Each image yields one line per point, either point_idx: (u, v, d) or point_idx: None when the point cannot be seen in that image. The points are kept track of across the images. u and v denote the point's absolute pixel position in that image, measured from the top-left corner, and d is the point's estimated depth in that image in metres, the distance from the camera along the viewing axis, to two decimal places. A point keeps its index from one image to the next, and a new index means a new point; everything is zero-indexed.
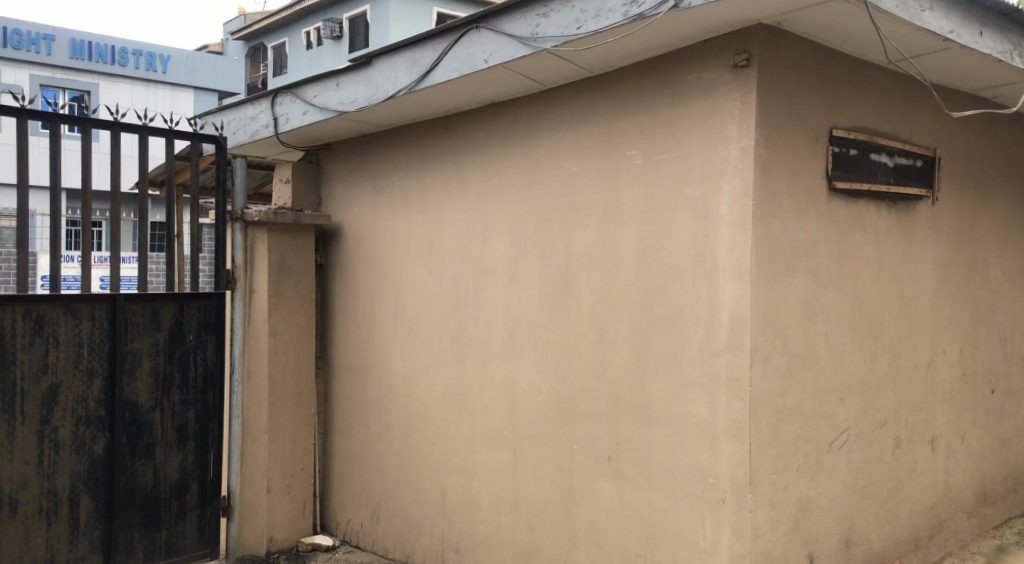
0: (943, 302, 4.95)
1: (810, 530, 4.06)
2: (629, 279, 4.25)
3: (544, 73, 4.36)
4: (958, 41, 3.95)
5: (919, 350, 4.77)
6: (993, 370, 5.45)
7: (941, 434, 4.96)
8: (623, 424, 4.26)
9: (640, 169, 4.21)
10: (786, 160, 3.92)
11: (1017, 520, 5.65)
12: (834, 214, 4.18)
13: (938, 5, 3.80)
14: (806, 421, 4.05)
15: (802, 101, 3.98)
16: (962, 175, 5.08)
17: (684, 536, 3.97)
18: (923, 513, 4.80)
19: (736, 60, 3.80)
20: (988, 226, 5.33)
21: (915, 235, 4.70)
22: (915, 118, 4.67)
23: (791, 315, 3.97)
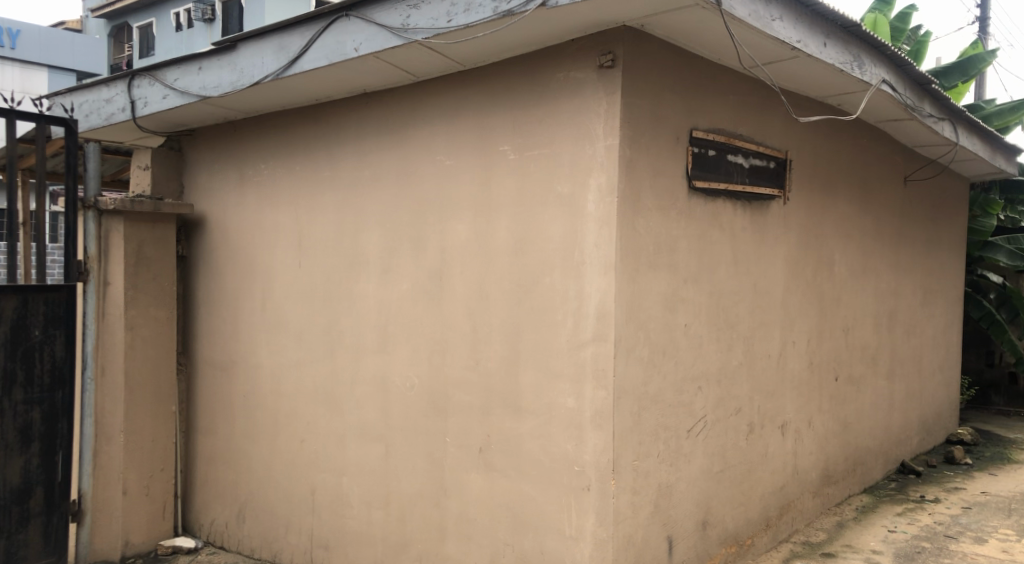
0: (793, 295, 5.28)
1: (670, 513, 4.25)
2: (501, 273, 4.30)
3: (416, 64, 4.35)
4: (805, 50, 4.21)
5: (771, 341, 5.07)
6: (836, 360, 5.85)
7: (790, 419, 5.29)
8: (493, 416, 4.31)
9: (513, 164, 4.26)
10: (648, 159, 4.07)
11: (856, 498, 6.11)
12: (693, 212, 4.37)
13: (787, 15, 4.05)
14: (666, 410, 4.23)
15: (665, 103, 4.15)
16: (810, 176, 5.42)
17: (550, 524, 4.07)
18: (773, 494, 5.11)
19: (602, 60, 3.91)
20: (833, 226, 5.72)
21: (768, 233, 4.99)
22: (768, 122, 4.95)
23: (653, 307, 4.13)
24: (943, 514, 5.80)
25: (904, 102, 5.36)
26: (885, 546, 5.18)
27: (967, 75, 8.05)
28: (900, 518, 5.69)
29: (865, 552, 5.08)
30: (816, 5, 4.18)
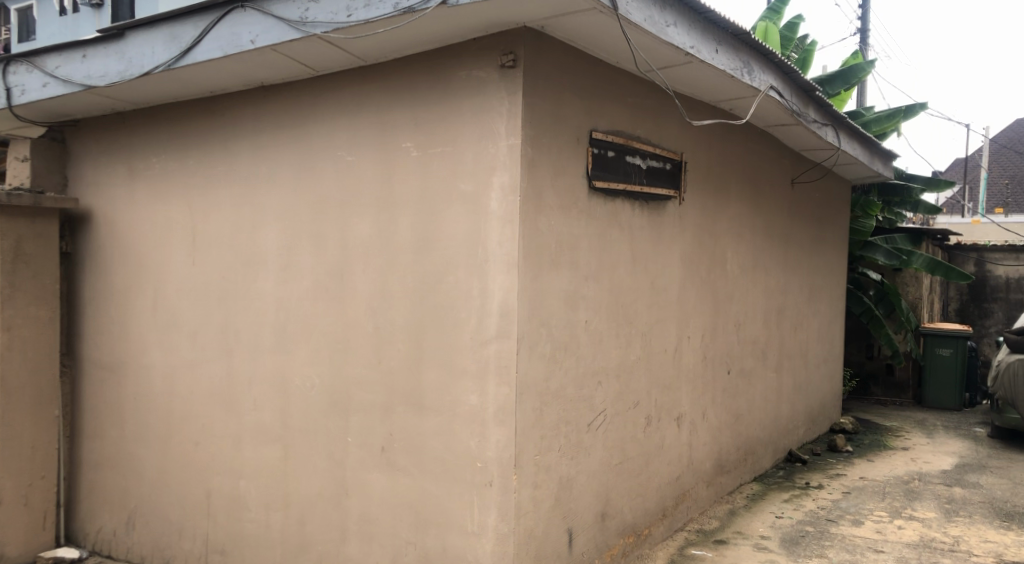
0: (688, 292, 5.47)
1: (570, 506, 4.33)
2: (404, 270, 4.29)
3: (315, 59, 4.28)
4: (698, 56, 4.37)
5: (668, 336, 5.23)
6: (729, 354, 6.09)
7: (685, 412, 5.47)
8: (395, 414, 4.29)
9: (416, 162, 4.25)
10: (550, 159, 4.13)
11: (747, 486, 6.37)
12: (593, 211, 4.47)
13: (681, 22, 4.19)
14: (567, 405, 4.31)
15: (565, 103, 4.22)
16: (705, 178, 5.62)
17: (452, 520, 4.08)
18: (669, 485, 5.28)
19: (503, 60, 3.95)
20: (726, 225, 5.95)
21: (665, 232, 5.15)
22: (664, 124, 5.10)
23: (554, 304, 4.20)
24: (825, 499, 6.12)
25: (790, 108, 5.64)
26: (772, 531, 5.43)
27: (848, 84, 8.48)
28: (787, 505, 5.98)
29: (754, 537, 5.31)
30: (708, 13, 4.34)
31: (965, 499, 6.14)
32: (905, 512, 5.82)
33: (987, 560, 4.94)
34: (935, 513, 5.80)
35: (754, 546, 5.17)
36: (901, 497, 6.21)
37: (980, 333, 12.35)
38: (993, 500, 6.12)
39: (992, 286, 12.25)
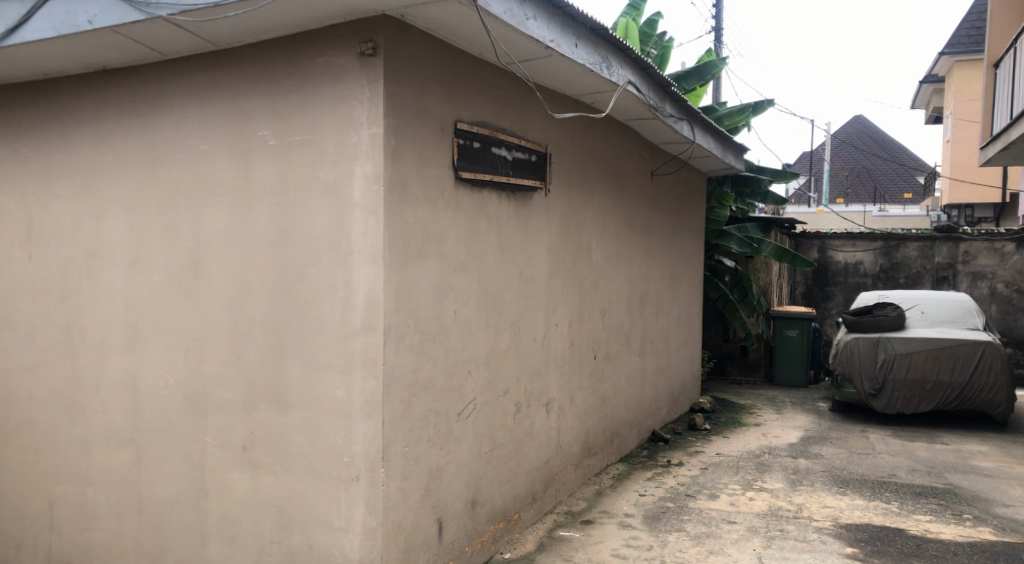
0: (555, 281, 5.58)
1: (439, 496, 4.34)
2: (263, 263, 4.15)
3: (161, 41, 4.07)
4: (557, 50, 4.47)
5: (536, 324, 5.32)
6: (595, 340, 6.27)
7: (554, 398, 5.59)
8: (257, 411, 4.16)
9: (274, 151, 4.12)
10: (414, 149, 4.11)
11: (613, 467, 6.59)
12: (460, 202, 4.48)
13: (540, 15, 4.27)
14: (437, 395, 4.31)
15: (428, 94, 4.20)
16: (569, 168, 5.74)
17: (319, 517, 4.01)
18: (539, 469, 5.38)
19: (362, 48, 3.88)
20: (590, 215, 6.10)
21: (531, 221, 5.22)
22: (529, 115, 5.17)
23: (421, 295, 4.19)
24: (685, 476, 6.42)
25: (647, 103, 5.85)
26: (636, 509, 5.64)
27: (702, 80, 8.86)
28: (650, 483, 6.23)
29: (619, 516, 5.50)
30: (566, 8, 4.44)
31: (808, 469, 6.59)
32: (755, 484, 6.19)
33: (826, 523, 5.33)
34: (782, 484, 6.20)
35: (619, 524, 5.35)
36: (752, 470, 6.61)
37: (823, 315, 13.28)
38: (832, 469, 6.60)
39: (832, 271, 13.21)
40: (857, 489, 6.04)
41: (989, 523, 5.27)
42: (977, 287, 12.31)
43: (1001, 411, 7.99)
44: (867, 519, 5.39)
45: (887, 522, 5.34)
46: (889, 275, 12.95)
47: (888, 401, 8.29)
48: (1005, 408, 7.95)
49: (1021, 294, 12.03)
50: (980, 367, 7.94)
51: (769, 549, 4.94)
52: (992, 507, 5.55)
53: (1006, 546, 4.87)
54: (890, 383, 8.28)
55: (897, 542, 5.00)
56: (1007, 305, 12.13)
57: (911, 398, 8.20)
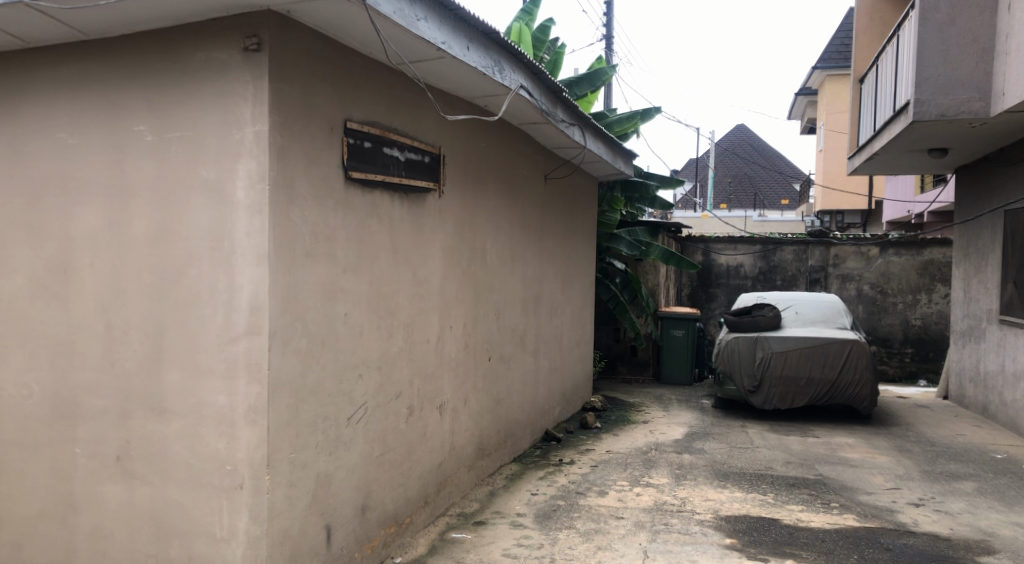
0: (449, 283, 5.57)
1: (328, 502, 4.26)
2: (139, 265, 3.97)
3: (24, 27, 3.87)
4: (448, 52, 4.49)
5: (429, 326, 5.30)
6: (489, 341, 6.29)
7: (447, 400, 5.58)
8: (133, 420, 3.97)
9: (150, 147, 3.95)
10: (302, 148, 4.02)
11: (506, 467, 6.64)
12: (350, 202, 4.40)
13: (431, 16, 4.28)
14: (325, 400, 4.23)
15: (317, 92, 4.11)
16: (463, 169, 5.74)
17: (199, 527, 3.86)
18: (431, 471, 5.35)
19: (247, 43, 3.78)
20: (484, 216, 6.12)
21: (424, 223, 5.19)
22: (423, 116, 5.13)
23: (309, 298, 4.10)
24: (576, 474, 6.54)
25: (539, 107, 5.93)
26: (527, 508, 5.70)
27: (594, 86, 9.04)
28: (542, 482, 6.31)
29: (511, 516, 5.55)
30: (458, 10, 4.46)
31: (692, 464, 6.83)
32: (642, 480, 6.37)
33: (707, 516, 5.54)
34: (667, 479, 6.41)
35: (511, 524, 5.40)
36: (640, 466, 6.79)
37: (708, 315, 13.81)
38: (714, 463, 6.87)
39: (715, 273, 13.75)
40: (736, 482, 6.31)
41: (853, 510, 5.61)
42: (846, 289, 13.06)
43: (866, 405, 8.47)
44: (744, 510, 5.64)
45: (763, 513, 5.60)
46: (767, 278, 13.57)
47: (766, 397, 8.68)
48: (870, 402, 8.46)
49: (885, 296, 12.87)
50: (847, 363, 8.44)
51: (654, 542, 5.09)
52: (856, 495, 5.91)
53: (867, 532, 5.19)
54: (767, 380, 8.67)
55: (771, 531, 5.25)
56: (872, 305, 12.93)
57: (787, 394, 8.61)
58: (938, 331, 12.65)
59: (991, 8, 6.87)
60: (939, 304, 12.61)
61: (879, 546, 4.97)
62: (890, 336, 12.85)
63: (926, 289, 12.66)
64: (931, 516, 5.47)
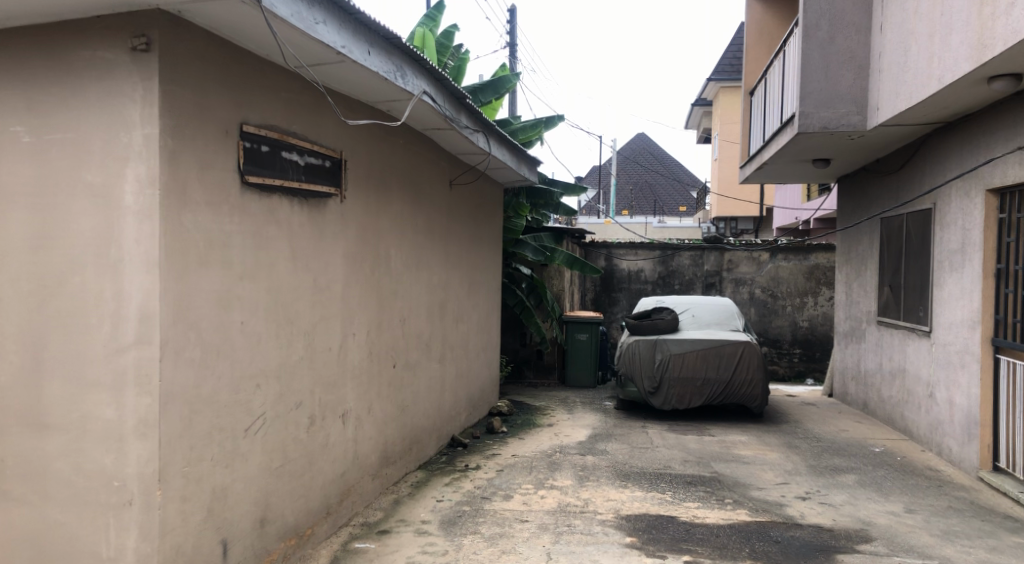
0: (351, 289, 5.51)
1: (224, 516, 4.13)
2: (17, 272, 3.78)
3: None
4: (348, 56, 4.46)
5: (331, 334, 5.22)
6: (393, 348, 6.25)
7: (350, 409, 5.50)
8: (10, 437, 3.78)
9: (29, 149, 3.78)
10: (195, 151, 3.90)
11: (411, 475, 6.60)
12: (247, 207, 4.29)
13: (330, 20, 4.24)
14: (221, 411, 4.11)
15: (211, 94, 4.00)
16: (365, 174, 5.68)
17: (84, 547, 3.71)
18: (333, 481, 5.26)
19: (135, 42, 3.66)
20: (387, 222, 6.08)
21: (325, 229, 5.12)
22: (323, 121, 5.06)
23: (203, 306, 3.98)
24: (481, 479, 6.56)
25: (442, 113, 5.94)
26: (432, 515, 5.68)
27: (498, 93, 9.11)
28: (447, 488, 6.30)
29: (416, 523, 5.52)
30: (358, 14, 4.43)
31: (595, 465, 6.97)
32: (547, 482, 6.45)
33: (608, 516, 5.66)
34: (571, 481, 6.51)
35: (415, 531, 5.37)
36: (544, 469, 6.88)
37: (610, 319, 14.10)
38: (615, 464, 7.02)
39: (617, 278, 14.05)
40: (637, 481, 6.47)
41: (746, 505, 5.84)
42: (739, 292, 13.58)
43: (758, 404, 8.80)
44: (644, 509, 5.79)
45: (661, 510, 5.76)
46: (666, 282, 13.94)
47: (665, 398, 8.92)
48: (761, 400, 8.79)
49: (774, 299, 13.46)
50: (740, 364, 8.78)
51: (557, 544, 5.17)
52: (748, 491, 6.16)
53: (758, 525, 5.42)
54: (666, 381, 8.92)
55: (669, 528, 5.41)
56: (763, 308, 13.50)
57: (684, 394, 8.88)
58: (823, 332, 13.33)
59: (866, 27, 7.29)
60: (824, 306, 13.29)
61: (768, 539, 5.20)
62: (780, 337, 13.45)
63: (812, 292, 13.32)
64: (816, 509, 5.75)
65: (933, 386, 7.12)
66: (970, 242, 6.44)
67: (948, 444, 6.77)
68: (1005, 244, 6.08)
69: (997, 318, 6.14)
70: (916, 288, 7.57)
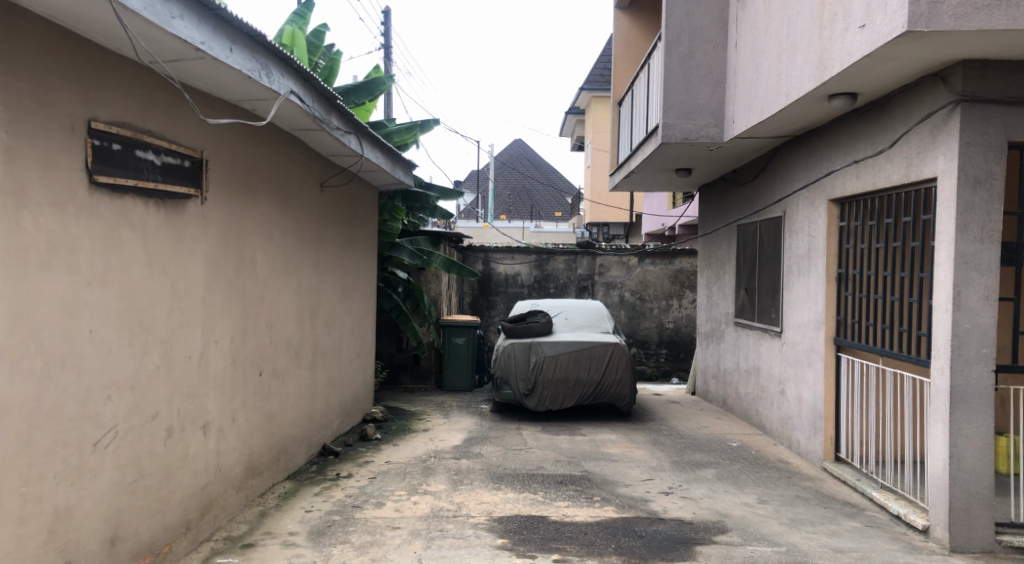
0: (213, 295, 5.30)
1: (68, 537, 3.89)
2: None
3: None
4: (209, 53, 4.29)
5: (190, 342, 5.00)
6: (259, 355, 6.05)
7: (212, 419, 5.29)
8: None
9: None
10: (34, 147, 3.67)
11: (279, 486, 6.41)
12: (96, 208, 4.07)
13: (188, 15, 4.07)
14: (65, 425, 3.87)
15: (53, 88, 3.77)
16: (229, 175, 5.48)
17: None
18: (194, 496, 5.04)
19: None
20: (253, 225, 5.88)
21: (184, 231, 4.90)
22: (181, 119, 4.85)
23: (45, 314, 3.75)
24: (352, 487, 6.45)
25: (311, 114, 5.81)
26: (300, 526, 5.54)
27: (372, 95, 8.99)
28: (316, 498, 6.16)
29: (282, 535, 5.36)
30: (218, 9, 4.28)
31: (468, 469, 6.99)
32: (420, 488, 6.42)
33: (481, 519, 5.69)
34: (444, 485, 6.50)
35: (281, 544, 5.22)
36: (417, 474, 6.84)
37: (487, 323, 14.18)
38: (489, 466, 7.07)
39: (494, 281, 14.15)
40: (509, 483, 6.53)
41: (612, 502, 6.01)
42: (610, 295, 13.97)
43: (626, 403, 9.11)
44: (515, 510, 5.86)
45: (533, 511, 5.85)
46: (542, 286, 14.16)
47: (539, 399, 9.05)
48: (629, 400, 9.10)
49: (643, 301, 13.94)
50: (610, 365, 9.04)
51: (428, 550, 5.14)
52: (615, 488, 6.34)
53: (624, 521, 5.59)
54: (540, 384, 9.06)
55: (539, 528, 5.50)
56: (632, 310, 13.95)
57: (557, 395, 9.04)
58: (687, 333, 13.91)
59: (723, 44, 7.67)
60: (688, 309, 13.89)
61: (633, 534, 5.37)
62: (647, 338, 13.94)
63: (677, 295, 13.89)
64: (678, 503, 5.98)
65: (784, 383, 7.55)
66: (815, 248, 6.89)
67: (797, 438, 7.20)
68: (845, 250, 6.53)
69: (838, 319, 6.59)
70: (769, 292, 8.02)
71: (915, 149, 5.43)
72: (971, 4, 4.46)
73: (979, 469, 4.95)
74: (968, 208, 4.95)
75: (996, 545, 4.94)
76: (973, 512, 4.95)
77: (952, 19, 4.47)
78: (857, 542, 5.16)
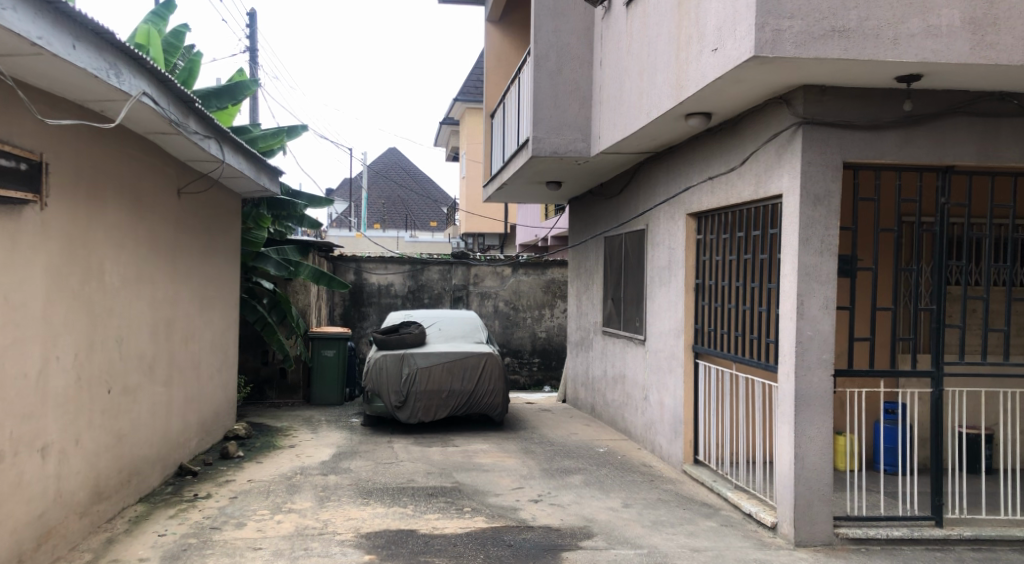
0: (54, 308, 4.94)
1: None
2: None
3: None
4: (47, 48, 4.02)
5: (27, 358, 4.65)
6: (107, 371, 5.69)
7: (51, 441, 4.92)
8: None
9: None
10: None
11: (130, 509, 6.04)
12: None
13: (22, 7, 3.80)
14: None
15: None
16: (73, 180, 5.15)
17: None
18: (29, 524, 4.67)
19: None
20: (101, 232, 5.54)
21: (20, 239, 4.56)
22: (15, 118, 4.52)
23: None
24: (211, 508, 6.16)
25: (166, 117, 5.53)
26: (152, 552, 5.24)
27: (235, 99, 8.67)
28: (171, 520, 5.85)
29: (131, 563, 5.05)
30: (57, 3, 4.00)
31: (336, 484, 6.82)
32: (284, 507, 6.21)
33: (347, 535, 5.56)
34: (310, 503, 6.32)
35: None
36: (282, 492, 6.61)
37: (359, 334, 13.92)
38: (357, 481, 6.92)
39: (367, 292, 13.89)
40: (378, 498, 6.42)
41: (482, 512, 6.02)
42: (484, 305, 14.04)
43: (498, 413, 9.18)
44: (384, 525, 5.76)
45: (402, 524, 5.78)
46: (415, 296, 14.03)
47: (411, 411, 8.95)
48: (501, 409, 9.18)
49: (516, 311, 14.11)
50: (483, 375, 9.09)
51: None
52: (486, 498, 6.35)
53: (493, 531, 5.61)
54: (412, 395, 8.96)
55: (408, 542, 5.43)
56: (506, 320, 14.09)
57: (430, 407, 8.97)
58: (559, 342, 14.19)
59: (589, 61, 7.89)
60: (559, 318, 14.17)
61: (502, 543, 5.39)
62: (520, 348, 14.11)
63: (548, 305, 14.16)
64: (546, 510, 6.06)
65: (647, 390, 7.81)
66: (675, 259, 7.17)
67: (659, 443, 7.45)
68: (702, 262, 6.84)
69: (696, 327, 6.88)
70: (634, 301, 8.28)
71: (764, 167, 5.75)
72: (810, 34, 4.78)
73: (820, 468, 5.28)
74: (809, 223, 5.28)
75: (834, 538, 5.27)
76: (815, 508, 5.27)
77: (793, 46, 4.78)
78: (711, 541, 5.38)
